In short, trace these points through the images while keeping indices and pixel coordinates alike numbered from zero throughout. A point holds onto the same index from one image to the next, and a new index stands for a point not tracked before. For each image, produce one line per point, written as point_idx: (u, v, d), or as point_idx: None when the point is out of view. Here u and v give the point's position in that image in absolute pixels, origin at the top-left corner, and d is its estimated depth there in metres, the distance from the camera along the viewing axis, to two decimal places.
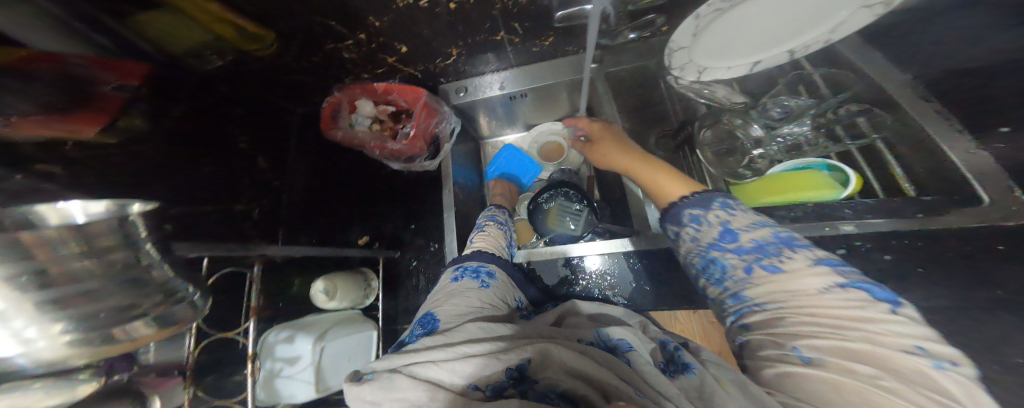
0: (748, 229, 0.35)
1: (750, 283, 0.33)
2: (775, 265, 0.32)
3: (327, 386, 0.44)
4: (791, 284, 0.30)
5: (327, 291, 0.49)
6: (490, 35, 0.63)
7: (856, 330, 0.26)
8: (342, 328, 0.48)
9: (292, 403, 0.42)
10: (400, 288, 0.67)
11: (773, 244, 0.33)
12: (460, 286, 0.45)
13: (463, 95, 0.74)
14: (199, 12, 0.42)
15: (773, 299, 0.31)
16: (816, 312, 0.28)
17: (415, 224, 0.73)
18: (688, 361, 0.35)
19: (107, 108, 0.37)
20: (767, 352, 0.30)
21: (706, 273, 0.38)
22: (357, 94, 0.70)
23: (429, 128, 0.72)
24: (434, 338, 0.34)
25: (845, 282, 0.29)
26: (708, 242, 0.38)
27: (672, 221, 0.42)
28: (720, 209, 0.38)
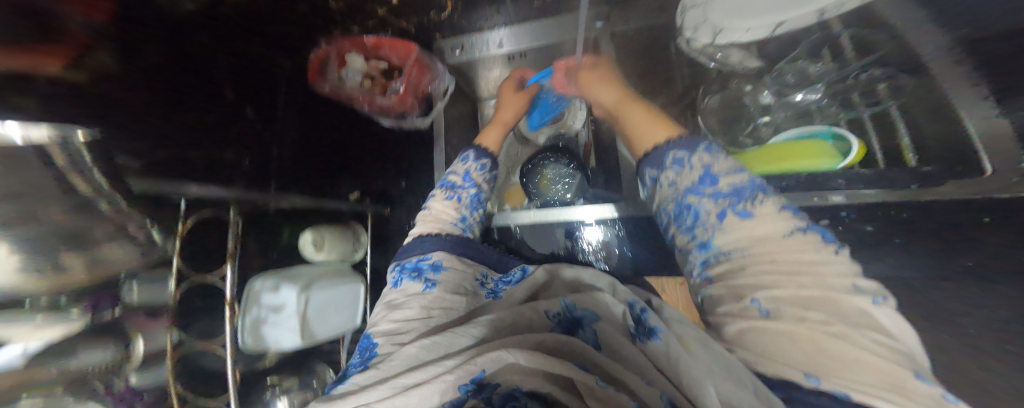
0: (727, 173, 0.32)
1: (720, 231, 0.31)
2: (746, 210, 0.30)
3: (313, 334, 0.49)
4: (757, 230, 0.29)
5: (314, 242, 0.52)
6: None
7: (807, 273, 0.25)
8: (326, 281, 0.52)
9: (280, 346, 0.46)
10: (390, 244, 0.70)
11: (748, 189, 0.31)
12: (400, 293, 0.43)
13: (459, 52, 0.73)
14: None
15: (740, 247, 0.29)
16: (777, 258, 0.27)
17: (406, 182, 0.71)
18: (655, 324, 0.33)
19: (77, 38, 0.27)
20: (729, 306, 0.28)
21: (677, 220, 0.35)
22: (346, 46, 0.60)
23: (420, 85, 0.68)
24: (367, 375, 0.32)
25: (804, 225, 0.28)
26: (688, 185, 0.34)
27: (652, 162, 0.38)
28: (704, 152, 0.34)
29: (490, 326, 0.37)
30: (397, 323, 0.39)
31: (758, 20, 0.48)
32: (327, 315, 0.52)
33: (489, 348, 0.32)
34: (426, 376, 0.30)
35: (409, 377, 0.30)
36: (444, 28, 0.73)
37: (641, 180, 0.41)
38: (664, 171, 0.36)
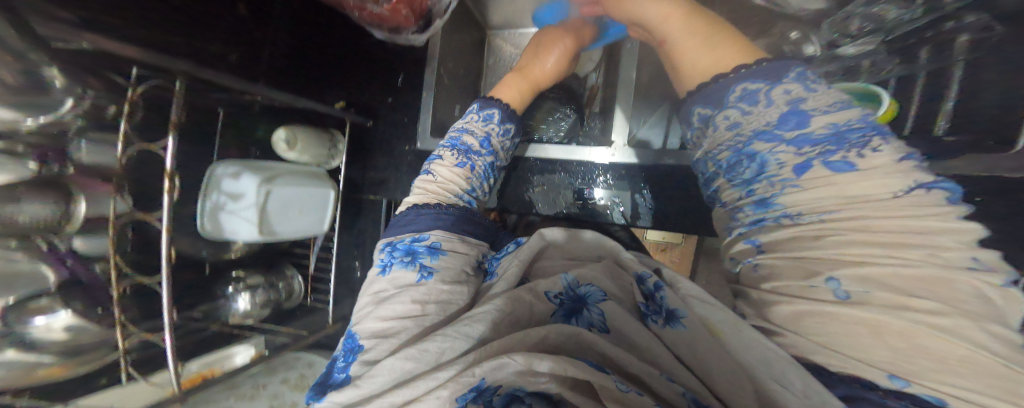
0: (825, 111, 0.26)
1: (793, 185, 0.25)
2: (846, 161, 0.23)
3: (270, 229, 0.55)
4: (855, 187, 0.22)
5: (285, 141, 0.58)
6: None
7: (917, 248, 0.19)
8: (287, 180, 0.57)
9: (234, 235, 0.53)
10: (370, 152, 0.80)
11: (854, 132, 0.24)
12: (389, 282, 0.37)
13: None
14: None
15: (819, 207, 0.23)
16: (874, 223, 0.21)
17: (392, 98, 0.78)
18: (675, 305, 0.29)
19: None
20: (787, 283, 0.23)
21: (734, 171, 0.30)
22: None
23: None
24: (347, 392, 0.28)
25: (927, 182, 0.21)
26: (757, 127, 0.28)
27: (710, 101, 0.33)
28: (794, 84, 0.28)
29: (483, 318, 0.31)
30: (386, 323, 0.33)
31: None
32: (291, 215, 0.58)
33: (490, 351, 0.27)
34: (417, 391, 0.25)
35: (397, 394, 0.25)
36: None
37: (688, 121, 0.37)
38: (719, 110, 0.32)
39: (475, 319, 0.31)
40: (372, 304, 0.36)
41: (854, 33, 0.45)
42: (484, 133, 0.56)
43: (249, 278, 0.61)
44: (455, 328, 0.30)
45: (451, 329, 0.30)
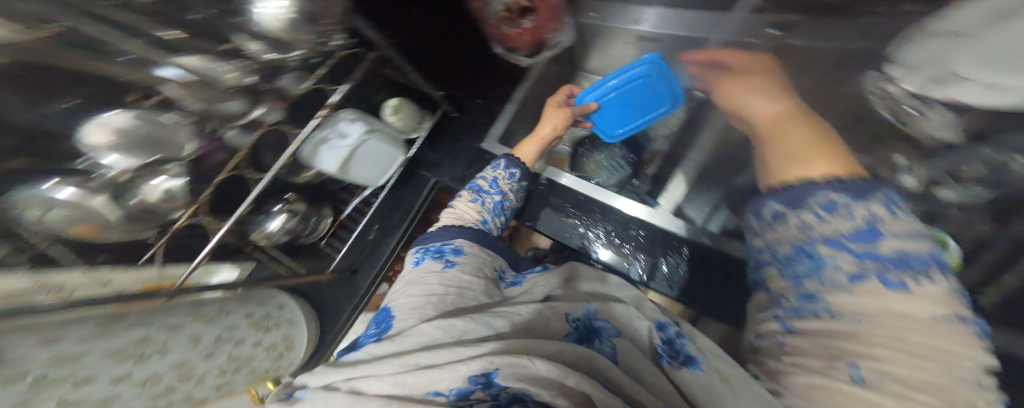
0: (900, 238, 0.29)
1: (846, 289, 0.28)
2: (901, 283, 0.26)
3: (344, 171, 0.65)
4: (904, 306, 0.25)
5: (393, 106, 0.75)
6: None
7: (937, 362, 0.23)
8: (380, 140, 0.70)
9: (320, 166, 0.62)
10: (437, 142, 0.90)
11: (921, 263, 0.27)
12: (426, 269, 0.47)
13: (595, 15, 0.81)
14: None
15: (864, 313, 0.26)
16: (911, 337, 0.24)
17: (479, 101, 0.91)
18: (694, 354, 0.33)
19: None
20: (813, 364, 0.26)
21: (790, 264, 0.34)
22: None
23: (541, 32, 0.82)
24: (381, 347, 0.33)
25: (957, 316, 0.25)
26: (828, 235, 0.31)
27: (785, 198, 0.37)
28: (879, 206, 0.31)
29: (517, 324, 0.36)
30: (412, 298, 0.41)
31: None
32: (365, 163, 0.69)
33: (507, 348, 0.31)
34: (450, 355, 0.30)
35: (424, 355, 0.30)
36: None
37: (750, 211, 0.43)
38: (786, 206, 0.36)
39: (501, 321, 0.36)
40: (412, 286, 0.44)
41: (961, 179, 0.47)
42: (494, 176, 0.67)
43: (294, 203, 0.67)
44: (484, 322, 0.35)
45: (485, 322, 0.35)
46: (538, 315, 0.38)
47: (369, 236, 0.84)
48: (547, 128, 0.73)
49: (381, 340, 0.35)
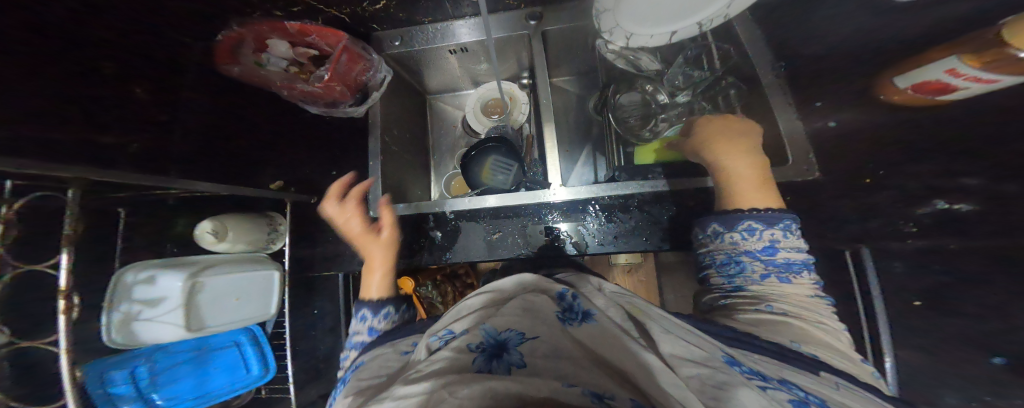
0: (787, 250, 0.39)
1: (757, 282, 0.40)
2: (786, 278, 0.39)
3: (200, 325, 0.49)
4: (790, 289, 0.38)
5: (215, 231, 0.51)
6: None
7: (800, 310, 0.37)
8: (241, 229, 0.54)
9: (155, 337, 0.46)
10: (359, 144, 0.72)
11: (795, 264, 0.39)
12: (353, 384, 0.33)
13: (399, 44, 0.69)
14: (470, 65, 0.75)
15: (769, 292, 0.39)
16: (788, 294, 0.38)
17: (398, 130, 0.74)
18: (780, 272, 0.39)
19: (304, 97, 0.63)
20: (792, 312, 0.36)
21: (721, 268, 0.43)
22: (265, 32, 0.56)
23: (352, 73, 0.64)
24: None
25: (811, 289, 0.39)
26: (746, 252, 0.41)
27: (723, 220, 0.43)
28: (779, 230, 0.40)
29: (550, 348, 0.26)
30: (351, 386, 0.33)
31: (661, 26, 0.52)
32: (225, 305, 0.52)
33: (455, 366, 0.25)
34: (521, 386, 0.20)
35: (460, 389, 0.20)
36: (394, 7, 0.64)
37: (700, 227, 0.46)
38: (733, 232, 0.41)
39: (530, 347, 0.26)
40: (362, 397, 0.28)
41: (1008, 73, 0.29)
42: (368, 328, 0.48)
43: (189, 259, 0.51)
44: (499, 362, 0.25)
45: (505, 358, 0.25)
46: (552, 325, 0.29)
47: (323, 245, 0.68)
48: (385, 252, 0.55)
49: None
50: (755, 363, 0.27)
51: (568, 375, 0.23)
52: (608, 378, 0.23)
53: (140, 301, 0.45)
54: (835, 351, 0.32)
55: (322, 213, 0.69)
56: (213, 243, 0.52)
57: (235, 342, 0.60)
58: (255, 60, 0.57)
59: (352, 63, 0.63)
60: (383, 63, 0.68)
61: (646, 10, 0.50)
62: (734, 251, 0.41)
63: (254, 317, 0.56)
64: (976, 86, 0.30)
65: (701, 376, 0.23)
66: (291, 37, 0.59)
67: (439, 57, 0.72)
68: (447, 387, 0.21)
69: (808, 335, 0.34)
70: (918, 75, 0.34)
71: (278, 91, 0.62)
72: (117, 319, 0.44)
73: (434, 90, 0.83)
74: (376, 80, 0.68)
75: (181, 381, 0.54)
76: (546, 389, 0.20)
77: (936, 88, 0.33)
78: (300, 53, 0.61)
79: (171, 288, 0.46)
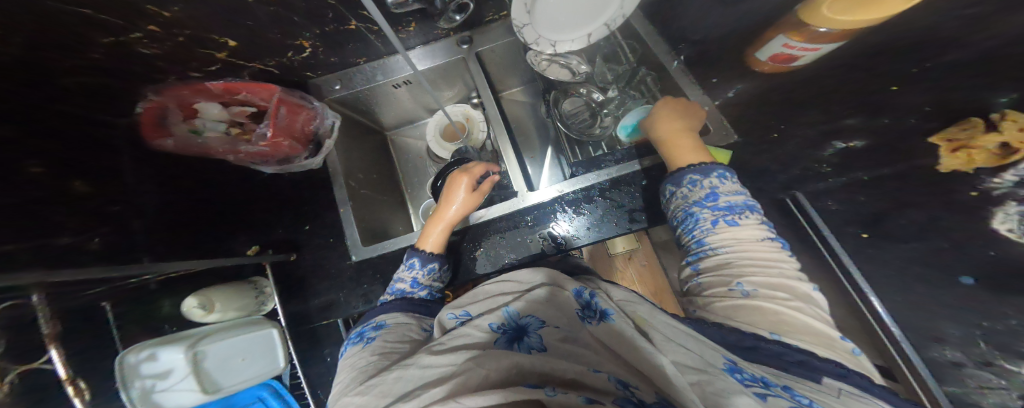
0: (728, 194, 0.45)
1: (712, 232, 0.43)
2: (734, 220, 0.43)
3: (218, 385, 0.50)
4: (741, 233, 0.42)
5: (202, 305, 0.51)
6: (341, 25, 0.58)
7: (771, 267, 0.38)
8: (231, 297, 0.56)
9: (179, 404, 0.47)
10: (325, 194, 0.73)
11: (739, 206, 0.43)
12: (380, 343, 0.42)
13: (339, 88, 0.70)
14: (420, 94, 0.78)
15: (724, 244, 0.42)
16: (751, 253, 0.40)
17: (363, 174, 0.76)
18: (737, 220, 0.43)
19: (253, 159, 0.63)
20: (766, 289, 0.36)
21: (683, 225, 0.47)
22: (187, 96, 0.58)
23: (297, 125, 0.64)
24: (349, 373, 0.38)
25: (769, 235, 0.41)
26: (692, 202, 0.46)
27: (674, 179, 0.49)
28: (716, 178, 0.46)
29: (565, 334, 0.34)
30: (376, 351, 0.40)
31: (576, 31, 0.58)
32: (232, 366, 0.52)
33: (473, 360, 0.31)
34: (544, 364, 0.29)
35: (492, 368, 0.29)
36: (318, 62, 0.65)
37: (662, 194, 0.52)
38: (679, 187, 0.48)
39: (547, 332, 0.34)
40: (388, 359, 0.38)
41: (800, 47, 0.44)
42: (411, 278, 0.57)
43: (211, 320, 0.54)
44: (521, 343, 0.33)
45: (526, 341, 0.33)
46: (571, 317, 0.36)
47: (314, 302, 0.68)
48: (455, 207, 0.59)
49: (435, 382, 0.30)
50: (756, 369, 0.29)
51: (588, 360, 0.30)
52: (608, 357, 0.32)
53: (152, 375, 0.45)
54: (819, 340, 0.32)
55: (306, 267, 0.69)
56: (204, 316, 0.53)
57: (260, 397, 0.59)
58: (189, 128, 0.58)
59: (293, 114, 0.63)
60: (327, 108, 0.69)
61: (558, 21, 0.55)
62: (685, 201, 0.47)
63: (265, 372, 0.56)
64: (808, 53, 0.44)
65: (703, 383, 0.27)
66: (219, 98, 0.61)
67: (386, 93, 0.74)
68: (477, 359, 0.31)
69: (788, 320, 0.33)
70: (768, 50, 0.47)
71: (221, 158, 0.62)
72: (136, 395, 0.44)
73: (392, 124, 0.86)
74: (325, 126, 0.69)
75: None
76: (571, 371, 0.28)
77: (785, 58, 0.46)
78: (235, 113, 0.63)
79: (176, 361, 0.46)
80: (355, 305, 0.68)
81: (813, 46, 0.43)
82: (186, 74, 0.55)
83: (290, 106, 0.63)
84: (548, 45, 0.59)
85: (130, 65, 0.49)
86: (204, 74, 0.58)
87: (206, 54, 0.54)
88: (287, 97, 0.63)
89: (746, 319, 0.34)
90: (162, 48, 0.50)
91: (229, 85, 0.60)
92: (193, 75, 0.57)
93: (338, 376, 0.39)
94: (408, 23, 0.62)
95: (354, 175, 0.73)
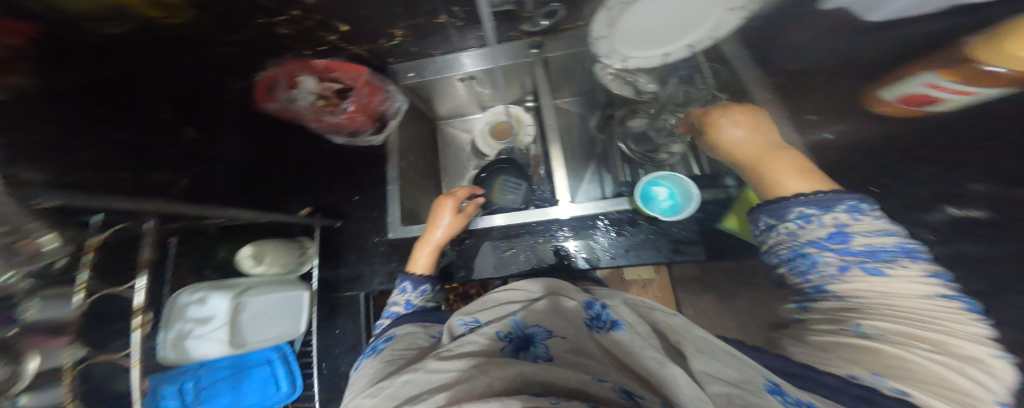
0: (869, 234, 0.32)
1: (837, 280, 0.32)
2: (878, 269, 0.31)
3: (243, 341, 0.52)
4: (889, 288, 0.30)
5: (254, 257, 0.55)
6: (431, 18, 0.61)
7: (917, 319, 0.28)
8: (279, 256, 0.59)
9: (203, 355, 0.49)
10: (372, 171, 0.76)
11: (889, 252, 0.31)
12: (387, 351, 0.42)
13: (412, 76, 0.72)
14: (480, 91, 0.80)
15: (854, 294, 0.31)
16: (892, 301, 0.29)
17: (412, 158, 0.78)
18: (874, 267, 0.31)
19: (330, 128, 0.70)
20: (898, 335, 0.27)
21: (791, 266, 0.36)
22: (296, 70, 0.63)
23: (371, 105, 0.69)
24: (362, 380, 0.38)
25: (948, 294, 0.29)
26: (809, 240, 0.34)
27: (772, 211, 0.37)
28: (845, 213, 0.33)
29: (572, 346, 0.33)
30: (384, 360, 0.40)
31: (653, 50, 0.57)
32: (262, 323, 0.54)
33: (483, 368, 0.30)
34: (548, 374, 0.28)
35: (498, 374, 0.29)
36: (396, 53, 0.70)
37: (754, 225, 0.40)
38: (782, 222, 0.36)
39: (554, 343, 0.33)
40: (395, 366, 0.38)
41: (947, 87, 0.36)
42: (405, 300, 0.56)
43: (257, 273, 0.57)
44: (527, 353, 0.32)
45: (532, 350, 0.32)
46: (580, 329, 0.36)
47: (343, 271, 0.71)
48: (439, 231, 0.61)
49: (442, 387, 0.29)
50: (814, 397, 0.24)
51: (592, 369, 0.29)
52: (614, 369, 0.30)
53: (194, 318, 0.48)
54: (963, 396, 0.22)
55: (342, 236, 0.72)
56: (252, 267, 0.56)
57: (269, 359, 0.62)
58: (288, 96, 0.65)
59: (372, 95, 0.69)
60: (400, 93, 0.73)
61: (638, 37, 0.54)
62: (789, 238, 0.36)
63: (285, 335, 0.59)
64: (953, 97, 0.37)
65: (730, 396, 0.23)
66: (318, 73, 0.65)
67: (449, 85, 0.77)
68: (483, 367, 0.30)
69: (899, 365, 0.25)
70: (900, 89, 0.40)
71: (308, 124, 0.69)
72: (173, 337, 0.46)
73: (445, 115, 0.89)
74: (393, 109, 0.73)
75: (219, 398, 0.55)
76: (576, 381, 0.27)
77: (920, 98, 0.39)
78: (325, 87, 0.65)
79: (218, 308, 0.49)
80: (379, 282, 0.69)
81: (964, 89, 0.35)
82: (302, 52, 0.62)
83: (369, 87, 0.68)
84: (618, 62, 0.58)
85: (270, 39, 0.57)
86: (314, 53, 0.63)
87: (321, 37, 0.60)
88: (371, 79, 0.68)
89: (841, 359, 0.28)
90: (293, 30, 0.56)
91: (328, 62, 0.65)
92: (306, 53, 0.62)
93: (357, 379, 0.40)
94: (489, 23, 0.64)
95: (405, 158, 0.76)
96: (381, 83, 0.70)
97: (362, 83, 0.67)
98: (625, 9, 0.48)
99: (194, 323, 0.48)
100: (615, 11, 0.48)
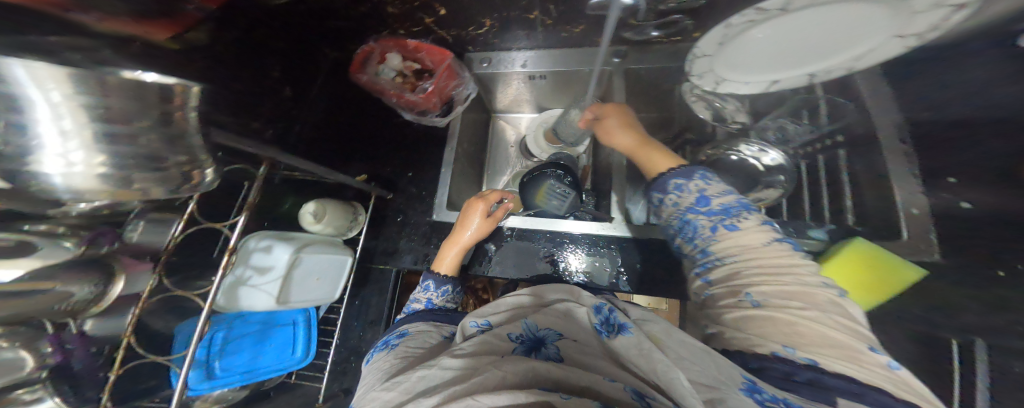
0: (719, 196, 0.39)
1: (713, 240, 0.37)
2: (734, 224, 0.36)
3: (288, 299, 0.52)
4: (743, 239, 0.36)
5: (314, 213, 0.56)
6: (524, 12, 0.61)
7: (790, 273, 0.32)
8: (336, 217, 0.61)
9: (250, 307, 0.49)
10: (426, 152, 0.76)
11: (734, 207, 0.37)
12: (403, 348, 0.41)
13: (486, 66, 0.73)
14: (546, 91, 0.79)
15: (730, 253, 0.36)
16: (763, 261, 0.34)
17: (467, 146, 0.78)
18: (733, 223, 0.36)
19: (406, 106, 0.71)
20: (778, 297, 0.31)
21: (682, 233, 0.40)
22: (389, 47, 0.70)
23: (446, 88, 0.71)
24: (379, 373, 0.37)
25: (779, 237, 0.35)
26: (684, 206, 0.40)
27: (659, 187, 0.44)
28: (700, 180, 0.41)
29: (583, 348, 0.30)
30: (398, 358, 0.38)
31: (758, 77, 0.54)
32: (310, 284, 0.55)
33: (482, 368, 0.28)
34: (559, 372, 0.26)
35: (506, 373, 0.27)
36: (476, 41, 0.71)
37: (648, 201, 0.46)
38: (666, 194, 0.42)
39: (567, 346, 0.31)
40: (406, 363, 0.37)
41: None
42: (427, 298, 0.55)
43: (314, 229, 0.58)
44: (538, 354, 0.30)
45: (543, 351, 0.30)
46: (590, 338, 0.32)
47: (381, 244, 0.71)
48: (469, 232, 0.60)
49: (451, 383, 0.28)
50: (785, 394, 0.24)
51: (602, 370, 0.27)
52: (615, 366, 0.28)
53: (256, 266, 0.49)
54: (838, 352, 0.26)
55: (387, 210, 0.73)
56: (311, 224, 0.58)
57: (292, 322, 0.61)
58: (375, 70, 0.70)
59: (449, 79, 0.70)
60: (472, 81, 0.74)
61: (743, 62, 0.52)
62: (675, 207, 0.41)
63: (321, 299, 0.59)
64: None
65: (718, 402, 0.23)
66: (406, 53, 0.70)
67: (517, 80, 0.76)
68: (494, 361, 0.29)
69: (804, 332, 0.28)
70: None
71: (387, 98, 0.71)
72: (230, 281, 0.47)
73: (502, 109, 0.88)
74: (463, 95, 0.74)
75: (240, 353, 0.55)
76: (586, 380, 0.25)
77: None
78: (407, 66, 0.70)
79: (279, 259, 0.50)
80: (414, 262, 0.69)
81: None
82: (397, 30, 0.68)
83: (449, 72, 0.70)
84: (710, 85, 0.57)
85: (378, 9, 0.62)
86: (407, 32, 0.68)
87: (419, 18, 0.64)
88: (453, 64, 0.70)
89: (760, 331, 0.29)
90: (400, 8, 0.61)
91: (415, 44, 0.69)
92: (400, 32, 0.68)
93: (372, 374, 0.38)
94: (578, 25, 0.63)
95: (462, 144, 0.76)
96: (461, 69, 0.71)
97: (444, 64, 0.68)
98: (748, 29, 0.46)
99: (251, 271, 0.49)
100: (733, 30, 0.47)
